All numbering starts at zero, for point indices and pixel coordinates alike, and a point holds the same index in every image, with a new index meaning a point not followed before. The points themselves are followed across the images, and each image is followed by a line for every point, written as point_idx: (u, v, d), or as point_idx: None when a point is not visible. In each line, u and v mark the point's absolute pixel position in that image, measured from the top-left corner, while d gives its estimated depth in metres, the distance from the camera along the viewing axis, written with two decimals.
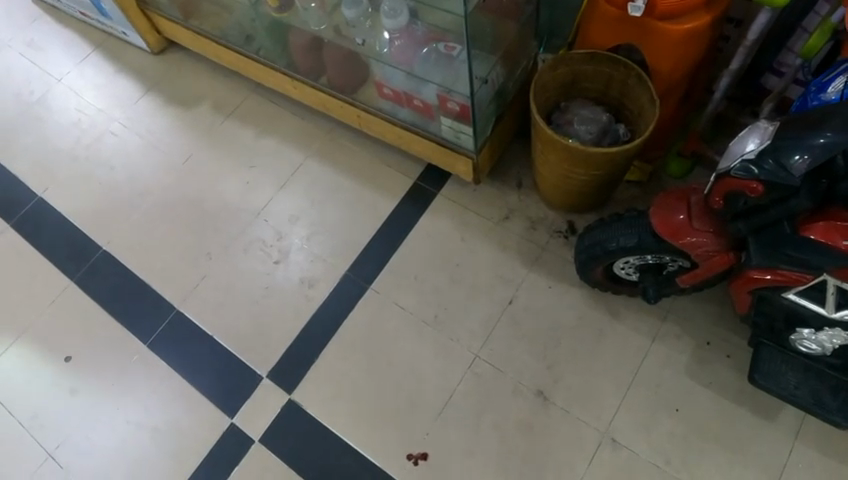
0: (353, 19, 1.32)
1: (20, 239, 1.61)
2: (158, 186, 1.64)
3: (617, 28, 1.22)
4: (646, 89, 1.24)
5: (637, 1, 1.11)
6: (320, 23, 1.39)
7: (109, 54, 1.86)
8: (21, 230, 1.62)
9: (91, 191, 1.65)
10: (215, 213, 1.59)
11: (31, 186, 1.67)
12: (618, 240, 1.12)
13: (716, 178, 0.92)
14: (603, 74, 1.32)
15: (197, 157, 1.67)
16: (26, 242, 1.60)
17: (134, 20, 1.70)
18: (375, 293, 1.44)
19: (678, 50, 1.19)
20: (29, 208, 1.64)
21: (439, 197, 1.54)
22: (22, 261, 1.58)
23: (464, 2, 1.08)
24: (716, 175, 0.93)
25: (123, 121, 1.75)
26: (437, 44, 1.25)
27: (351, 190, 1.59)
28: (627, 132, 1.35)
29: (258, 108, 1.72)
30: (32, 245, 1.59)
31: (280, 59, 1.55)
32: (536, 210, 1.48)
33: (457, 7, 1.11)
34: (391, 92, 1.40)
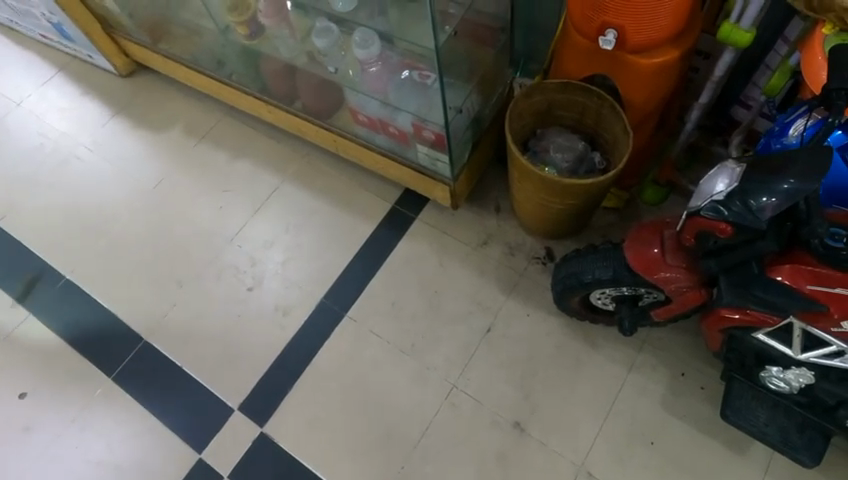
0: (325, 49, 1.28)
1: None
2: (125, 212, 1.60)
3: (589, 59, 1.22)
4: (620, 120, 1.25)
5: (608, 35, 1.11)
6: (292, 50, 1.37)
7: (75, 75, 1.81)
8: None
9: (54, 217, 1.59)
10: (186, 238, 1.55)
11: None
12: (594, 272, 1.11)
13: (687, 216, 0.92)
14: (578, 103, 1.31)
15: (168, 181, 1.63)
16: None
17: (100, 44, 1.65)
18: (350, 322, 1.41)
19: (648, 83, 1.20)
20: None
21: (417, 222, 1.53)
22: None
23: (434, 35, 1.07)
24: (686, 213, 0.93)
25: (90, 144, 1.70)
26: (411, 72, 1.23)
27: (327, 215, 1.56)
28: (602, 159, 1.36)
29: (231, 130, 1.69)
30: None
31: (254, 83, 1.52)
32: (514, 236, 1.47)
33: (429, 40, 1.11)
34: (366, 119, 1.37)
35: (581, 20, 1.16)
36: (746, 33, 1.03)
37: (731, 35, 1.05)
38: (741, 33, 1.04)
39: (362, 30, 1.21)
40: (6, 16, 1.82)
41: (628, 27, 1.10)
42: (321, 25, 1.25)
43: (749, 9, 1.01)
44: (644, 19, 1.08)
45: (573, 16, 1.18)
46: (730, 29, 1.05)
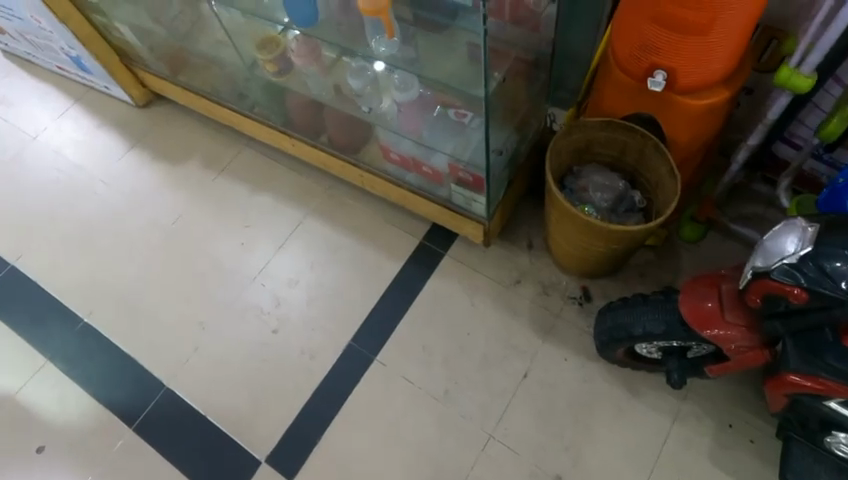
0: (358, 89, 1.24)
1: None
2: (141, 248, 1.58)
3: (633, 98, 1.18)
4: (665, 161, 1.20)
5: (657, 77, 1.07)
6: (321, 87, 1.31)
7: (91, 107, 1.86)
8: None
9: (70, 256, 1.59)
10: (206, 275, 1.51)
11: (7, 251, 1.63)
12: (643, 325, 1.06)
13: (753, 277, 0.88)
14: (619, 141, 1.27)
15: (188, 216, 1.60)
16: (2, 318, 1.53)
17: (118, 75, 1.67)
18: (380, 366, 1.36)
19: (695, 122, 1.16)
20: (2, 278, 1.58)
21: (447, 258, 1.47)
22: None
23: (486, 83, 1.00)
24: (753, 273, 0.88)
25: (104, 179, 1.71)
26: (448, 110, 1.18)
27: (352, 251, 1.51)
28: (642, 198, 1.31)
29: (251, 163, 1.66)
30: (8, 322, 1.52)
31: (278, 116, 1.48)
32: (548, 275, 1.42)
33: (478, 87, 1.04)
34: (398, 157, 1.32)
35: (627, 60, 1.11)
36: (806, 79, 1.00)
37: (790, 81, 1.02)
38: (800, 79, 1.01)
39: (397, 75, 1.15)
40: (24, 48, 1.88)
41: (679, 69, 1.05)
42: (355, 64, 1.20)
43: (811, 56, 0.99)
44: (697, 62, 1.04)
45: (617, 54, 1.14)
46: (789, 74, 1.01)
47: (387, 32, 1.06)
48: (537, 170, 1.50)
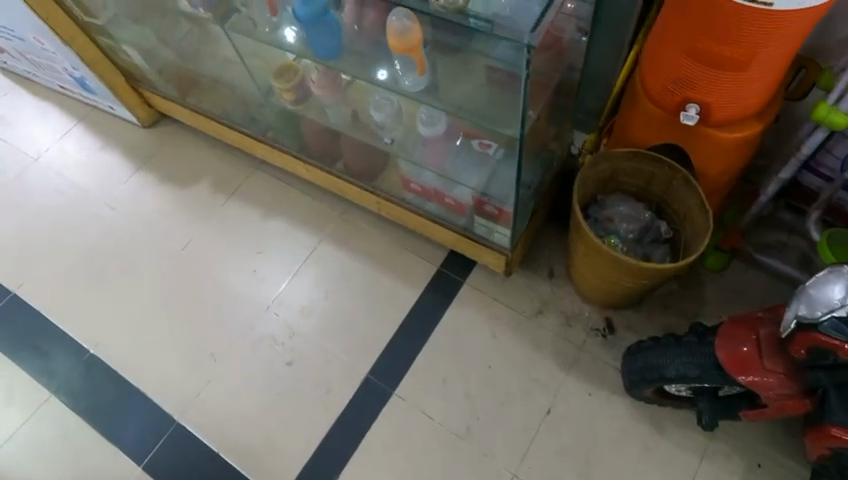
0: (381, 122, 1.20)
1: None
2: (149, 276, 1.54)
3: (662, 129, 1.14)
4: (696, 194, 1.16)
5: (690, 110, 1.03)
6: (340, 118, 1.25)
7: (95, 127, 1.81)
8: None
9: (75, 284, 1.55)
10: (218, 304, 1.48)
11: (8, 279, 1.58)
12: (677, 368, 1.04)
13: (797, 327, 0.86)
14: (646, 172, 1.23)
15: (199, 242, 1.57)
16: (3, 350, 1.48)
17: (125, 96, 1.64)
18: (399, 401, 1.32)
19: (726, 155, 1.12)
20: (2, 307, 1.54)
21: (466, 286, 1.44)
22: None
23: (524, 123, 0.96)
24: (797, 323, 0.86)
25: (110, 203, 1.67)
26: (471, 141, 1.15)
27: (368, 279, 1.47)
28: (669, 228, 1.28)
29: (263, 187, 1.64)
30: (8, 355, 1.47)
31: (292, 141, 1.44)
32: (571, 305, 1.39)
33: (512, 127, 1.00)
34: (418, 188, 1.28)
35: (659, 92, 1.08)
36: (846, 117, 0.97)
37: (829, 119, 0.99)
38: (840, 116, 0.98)
39: (425, 110, 1.12)
40: (23, 67, 1.83)
41: (714, 103, 1.02)
42: (382, 95, 1.16)
43: None
44: (733, 96, 1.00)
45: (648, 85, 1.10)
46: (828, 112, 0.98)
47: (419, 68, 1.02)
48: (558, 197, 1.48)
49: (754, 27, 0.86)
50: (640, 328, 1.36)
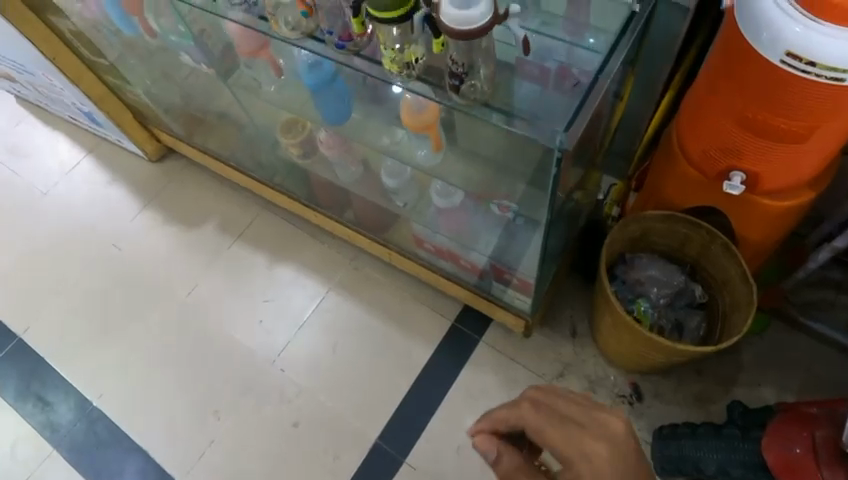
0: (393, 188, 1.12)
1: (2, 397, 1.44)
2: (154, 324, 1.49)
3: (700, 193, 1.04)
4: (736, 260, 1.06)
5: (734, 180, 0.93)
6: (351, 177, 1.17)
7: (104, 160, 1.76)
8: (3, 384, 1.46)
9: (81, 330, 1.50)
10: (223, 357, 1.43)
11: (14, 323, 1.53)
12: (717, 465, 0.96)
13: None
14: (680, 234, 1.13)
15: (206, 287, 1.52)
16: (8, 400, 1.44)
17: (131, 132, 1.59)
18: (410, 470, 1.27)
19: (773, 222, 1.02)
20: (7, 353, 1.50)
21: (480, 345, 1.37)
22: (0, 418, 1.42)
23: (552, 199, 0.86)
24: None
25: (116, 242, 1.62)
26: (489, 201, 1.02)
27: (378, 334, 1.41)
28: (704, 292, 1.18)
29: (269, 229, 1.58)
30: (14, 405, 1.43)
31: (300, 189, 1.38)
32: (593, 369, 1.31)
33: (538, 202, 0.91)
34: (432, 248, 1.20)
35: (699, 157, 0.98)
36: None
37: None
38: None
39: (437, 184, 1.05)
40: (33, 96, 1.79)
41: (763, 172, 0.92)
42: (392, 163, 1.08)
43: None
44: (785, 167, 0.89)
45: (686, 148, 1.00)
46: None
47: (436, 142, 0.97)
48: (586, 248, 1.36)
49: (816, 100, 0.76)
50: (669, 398, 1.26)
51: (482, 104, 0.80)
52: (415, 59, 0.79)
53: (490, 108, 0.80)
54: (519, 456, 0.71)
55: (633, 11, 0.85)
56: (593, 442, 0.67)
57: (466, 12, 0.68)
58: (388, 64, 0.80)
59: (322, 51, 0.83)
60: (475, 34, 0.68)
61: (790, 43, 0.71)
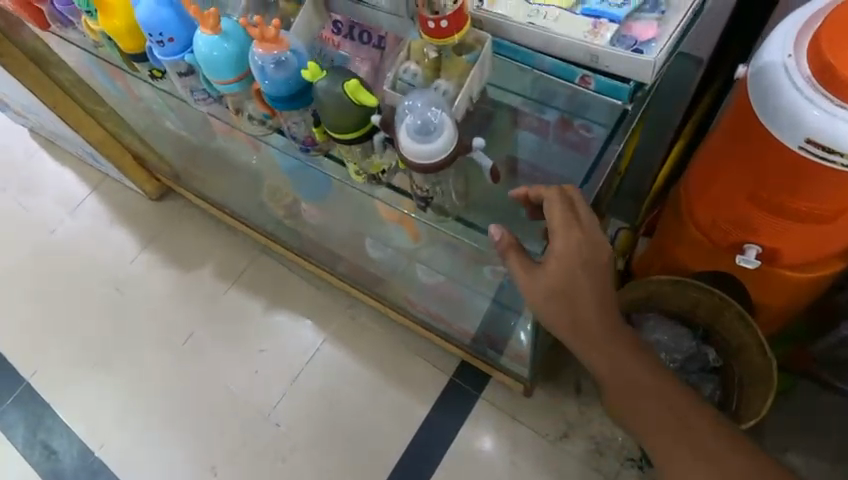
0: (382, 258, 1.10)
1: (7, 444, 1.45)
2: (154, 373, 1.48)
3: (712, 260, 0.97)
4: (751, 330, 0.97)
5: (748, 253, 0.86)
6: (343, 240, 1.13)
7: (107, 196, 1.75)
8: (9, 430, 1.47)
9: (83, 377, 1.51)
10: (220, 408, 1.41)
11: (20, 367, 1.54)
12: None
13: None
14: (690, 297, 1.02)
15: (204, 333, 1.51)
16: (14, 447, 1.45)
17: (131, 173, 1.58)
18: None
19: (788, 292, 0.96)
20: (17, 396, 1.50)
21: (480, 401, 1.32)
22: (7, 466, 1.43)
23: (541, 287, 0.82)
24: None
25: (118, 285, 1.61)
26: (484, 268, 0.90)
27: (376, 385, 1.37)
28: (719, 356, 1.07)
29: (267, 271, 1.55)
30: (21, 451, 1.44)
31: (295, 239, 1.35)
32: (599, 429, 1.26)
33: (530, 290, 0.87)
34: (428, 308, 1.17)
35: (710, 226, 0.91)
36: None
37: None
38: None
39: (420, 266, 1.03)
40: (36, 129, 1.77)
41: (780, 247, 0.85)
42: (375, 240, 1.05)
43: None
44: (806, 242, 0.83)
45: (694, 215, 0.93)
46: None
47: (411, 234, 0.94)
48: None
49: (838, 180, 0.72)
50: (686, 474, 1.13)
51: (452, 219, 0.82)
52: (380, 172, 0.80)
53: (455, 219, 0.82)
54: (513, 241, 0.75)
55: (624, 111, 0.77)
56: (573, 232, 0.70)
57: (427, 145, 0.67)
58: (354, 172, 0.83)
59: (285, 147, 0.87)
60: (439, 168, 0.68)
61: (810, 130, 0.68)
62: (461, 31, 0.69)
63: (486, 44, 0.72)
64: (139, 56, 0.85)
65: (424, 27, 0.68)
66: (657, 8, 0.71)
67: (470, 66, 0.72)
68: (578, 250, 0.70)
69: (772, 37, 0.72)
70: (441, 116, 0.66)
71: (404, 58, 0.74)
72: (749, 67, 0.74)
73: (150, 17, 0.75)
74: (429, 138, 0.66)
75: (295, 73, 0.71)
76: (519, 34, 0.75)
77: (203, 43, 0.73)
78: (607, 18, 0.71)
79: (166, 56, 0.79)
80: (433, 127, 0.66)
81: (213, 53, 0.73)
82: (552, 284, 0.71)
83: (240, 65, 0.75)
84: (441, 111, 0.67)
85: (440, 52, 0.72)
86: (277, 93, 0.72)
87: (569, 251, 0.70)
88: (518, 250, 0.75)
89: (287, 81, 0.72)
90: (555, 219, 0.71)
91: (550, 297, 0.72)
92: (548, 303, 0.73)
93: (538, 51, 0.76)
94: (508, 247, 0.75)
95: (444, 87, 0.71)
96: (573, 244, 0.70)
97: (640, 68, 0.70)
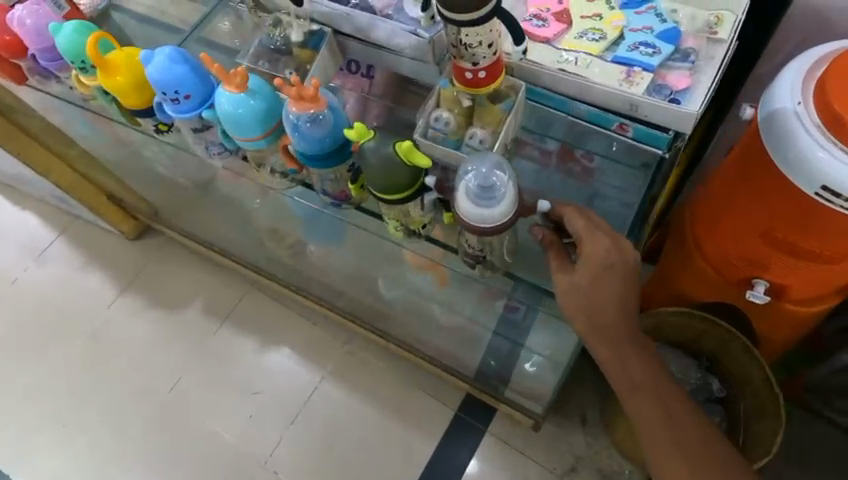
0: (393, 297, 1.09)
1: None
2: (133, 428, 1.38)
3: (719, 293, 0.97)
4: (757, 364, 0.98)
5: (757, 288, 0.87)
6: (351, 280, 1.11)
7: (72, 237, 1.64)
8: None
9: (54, 437, 1.39)
10: (209, 461, 1.33)
11: None
12: None
13: None
14: (695, 330, 1.04)
15: (189, 381, 1.42)
16: None
17: (103, 212, 1.48)
18: None
19: (791, 326, 0.97)
20: None
21: (486, 437, 1.29)
22: None
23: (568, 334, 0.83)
24: None
25: (91, 332, 1.50)
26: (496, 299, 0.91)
27: (379, 426, 1.32)
28: (722, 387, 1.08)
29: (258, 308, 1.48)
30: None
31: (292, 277, 1.29)
32: (608, 461, 1.24)
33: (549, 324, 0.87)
34: (438, 348, 1.15)
35: (721, 259, 0.91)
36: None
37: None
38: None
39: (440, 306, 1.01)
40: None
41: (788, 281, 0.86)
42: (389, 280, 1.02)
43: None
44: (811, 277, 0.85)
45: (704, 247, 0.92)
46: None
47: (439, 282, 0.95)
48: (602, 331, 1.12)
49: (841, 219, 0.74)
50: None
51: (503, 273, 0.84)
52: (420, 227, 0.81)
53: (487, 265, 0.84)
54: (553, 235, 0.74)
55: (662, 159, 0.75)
56: (598, 237, 0.70)
57: (486, 209, 0.67)
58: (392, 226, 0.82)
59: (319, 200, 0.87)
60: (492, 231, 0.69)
61: (822, 176, 0.69)
62: (496, 81, 0.69)
63: (521, 92, 0.71)
64: (144, 112, 0.82)
65: (461, 77, 0.68)
66: (687, 58, 0.70)
67: (505, 114, 0.70)
68: (605, 255, 0.69)
69: (779, 84, 0.75)
70: (503, 183, 0.65)
71: (435, 106, 0.72)
72: (763, 110, 0.76)
73: (164, 76, 0.71)
74: (487, 204, 0.66)
75: (329, 131, 0.69)
76: (551, 80, 0.72)
77: (227, 101, 0.69)
78: (640, 66, 0.69)
79: (179, 113, 0.75)
80: (494, 193, 0.66)
81: (239, 110, 0.70)
82: (578, 285, 0.71)
83: (265, 123, 0.71)
84: (505, 176, 0.66)
85: (474, 100, 0.70)
86: (309, 150, 0.70)
87: (597, 255, 0.69)
88: (556, 246, 0.74)
89: (321, 141, 0.69)
90: (579, 224, 0.71)
91: (573, 296, 0.71)
92: (570, 302, 0.72)
93: (572, 97, 0.73)
94: (549, 243, 0.74)
95: (480, 136, 0.69)
96: (597, 249, 0.69)
97: (682, 117, 0.67)
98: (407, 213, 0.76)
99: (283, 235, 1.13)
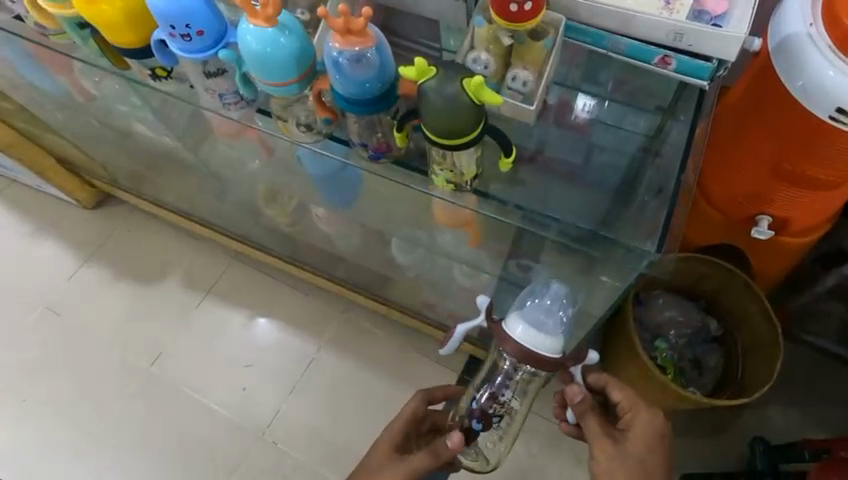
0: (402, 261, 1.05)
1: None
2: (112, 405, 1.30)
3: (720, 233, 1.01)
4: (757, 299, 1.03)
5: (762, 225, 0.91)
6: (355, 243, 1.07)
7: (21, 208, 1.50)
8: None
9: (19, 419, 1.30)
10: (199, 436, 1.28)
11: None
12: None
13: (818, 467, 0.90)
14: (697, 273, 1.08)
15: (171, 356, 1.35)
16: None
17: (50, 176, 1.35)
18: None
19: (785, 258, 1.02)
20: None
21: None
22: None
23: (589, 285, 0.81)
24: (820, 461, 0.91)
25: (51, 307, 1.39)
26: (506, 263, 0.87)
27: (380, 391, 1.31)
28: (720, 326, 1.12)
29: (244, 281, 1.41)
30: None
31: (284, 245, 1.24)
32: None
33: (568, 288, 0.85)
34: (444, 311, 1.15)
35: (726, 201, 0.94)
36: None
37: None
38: None
39: (449, 266, 0.98)
40: None
41: (789, 214, 0.90)
42: (400, 242, 0.98)
43: None
44: (811, 208, 0.88)
45: (710, 190, 0.95)
46: None
47: (470, 240, 0.86)
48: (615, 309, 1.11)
49: (844, 148, 0.76)
50: (686, 462, 1.14)
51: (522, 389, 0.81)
52: (473, 177, 0.71)
53: (522, 211, 0.72)
54: (592, 403, 0.79)
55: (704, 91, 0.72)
56: (647, 415, 0.80)
57: (546, 338, 0.69)
58: (439, 182, 0.72)
59: (344, 156, 0.76)
60: (547, 361, 0.68)
61: (837, 98, 0.70)
62: (540, 16, 0.68)
63: (560, 29, 0.71)
64: (130, 52, 0.73)
65: (502, 10, 0.65)
66: None
67: (548, 52, 0.71)
68: (653, 430, 0.79)
69: (789, 8, 0.74)
70: (561, 320, 0.71)
71: (471, 47, 0.72)
72: (771, 41, 0.76)
73: (172, 7, 0.62)
74: (546, 329, 0.68)
75: (374, 73, 0.62)
76: (589, 14, 0.71)
77: (255, 39, 0.62)
78: None
79: (191, 53, 0.67)
80: (555, 321, 0.70)
81: (268, 50, 0.62)
82: (627, 453, 0.76)
83: (299, 63, 0.65)
84: (561, 317, 0.71)
85: (514, 38, 0.70)
86: (351, 95, 0.64)
87: (648, 430, 0.78)
88: (596, 414, 0.79)
89: (364, 84, 0.63)
90: (625, 399, 0.81)
91: (617, 462, 0.75)
92: (613, 466, 0.75)
93: (611, 31, 0.71)
94: (589, 411, 0.79)
95: (522, 78, 0.71)
96: (647, 425, 0.79)
97: (726, 41, 0.66)
98: (457, 161, 0.67)
99: (279, 201, 1.07)
